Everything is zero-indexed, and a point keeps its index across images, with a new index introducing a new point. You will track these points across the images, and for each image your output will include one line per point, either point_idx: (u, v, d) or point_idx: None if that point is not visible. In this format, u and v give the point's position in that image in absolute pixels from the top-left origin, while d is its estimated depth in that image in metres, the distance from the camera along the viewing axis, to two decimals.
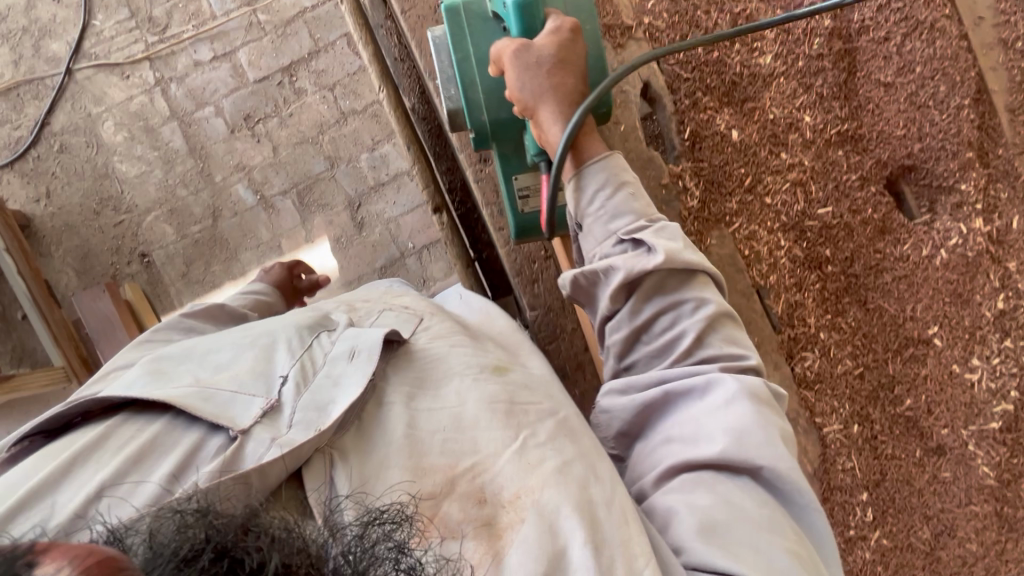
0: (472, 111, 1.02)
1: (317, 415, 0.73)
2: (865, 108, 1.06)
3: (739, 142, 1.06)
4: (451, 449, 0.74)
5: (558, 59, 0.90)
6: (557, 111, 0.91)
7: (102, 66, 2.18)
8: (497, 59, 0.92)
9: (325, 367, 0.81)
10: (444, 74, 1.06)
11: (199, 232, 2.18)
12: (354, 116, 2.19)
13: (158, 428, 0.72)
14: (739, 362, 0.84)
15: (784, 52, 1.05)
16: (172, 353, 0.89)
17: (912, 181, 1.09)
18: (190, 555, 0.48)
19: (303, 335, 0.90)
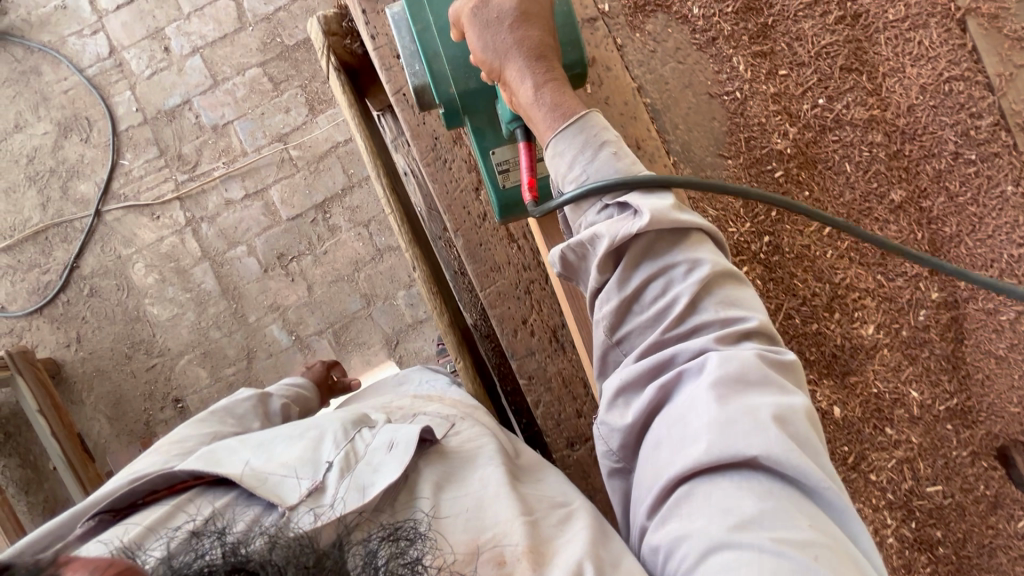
0: (437, 84, 0.76)
1: (357, 494, 0.67)
2: (974, 378, 0.99)
3: (841, 418, 1.00)
4: (472, 521, 0.65)
5: (523, 10, 0.66)
6: (531, 69, 0.67)
7: (132, 207, 2.13)
8: (455, 21, 0.69)
9: (368, 456, 0.73)
10: (404, 48, 0.80)
11: (233, 375, 2.12)
12: (390, 252, 2.14)
13: (222, 503, 0.71)
14: (739, 326, 0.59)
15: (887, 323, 0.99)
16: (226, 442, 0.83)
17: None
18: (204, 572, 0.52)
19: (347, 427, 0.80)
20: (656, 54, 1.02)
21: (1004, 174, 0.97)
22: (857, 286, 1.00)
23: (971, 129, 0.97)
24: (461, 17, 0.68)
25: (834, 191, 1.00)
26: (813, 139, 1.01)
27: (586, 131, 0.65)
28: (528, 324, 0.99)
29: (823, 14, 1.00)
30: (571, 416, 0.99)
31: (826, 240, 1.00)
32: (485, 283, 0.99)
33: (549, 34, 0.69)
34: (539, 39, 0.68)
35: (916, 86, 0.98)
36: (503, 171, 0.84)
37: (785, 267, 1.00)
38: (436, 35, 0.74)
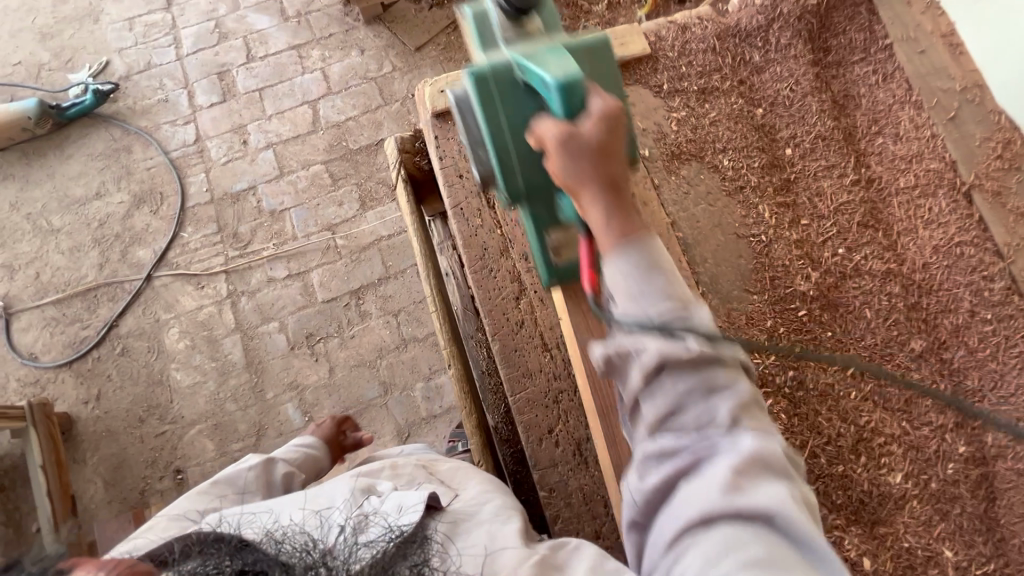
0: (507, 181, 0.86)
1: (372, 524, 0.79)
2: (1011, 543, 0.96)
3: (873, 572, 0.95)
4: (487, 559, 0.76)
5: (604, 144, 0.74)
6: (605, 193, 0.74)
7: (180, 275, 2.26)
8: (539, 138, 0.76)
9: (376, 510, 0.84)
10: (468, 135, 0.89)
11: (239, 451, 2.10)
12: (414, 343, 2.18)
13: None
14: (764, 431, 0.69)
15: (915, 472, 0.99)
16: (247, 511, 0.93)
17: None
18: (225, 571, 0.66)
19: (355, 493, 0.92)
20: (689, 196, 1.14)
21: (1021, 334, 1.01)
22: (882, 430, 1.01)
23: (985, 290, 1.03)
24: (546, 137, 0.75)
25: (857, 335, 1.05)
26: (834, 284, 1.07)
27: (648, 257, 0.73)
28: (554, 434, 1.01)
29: (840, 175, 1.13)
30: (589, 537, 0.97)
31: (850, 380, 1.03)
32: (516, 388, 1.03)
33: (622, 165, 0.76)
34: (613, 166, 0.75)
35: (929, 246, 1.07)
36: (555, 250, 0.94)
37: (810, 403, 1.02)
38: (510, 139, 0.83)
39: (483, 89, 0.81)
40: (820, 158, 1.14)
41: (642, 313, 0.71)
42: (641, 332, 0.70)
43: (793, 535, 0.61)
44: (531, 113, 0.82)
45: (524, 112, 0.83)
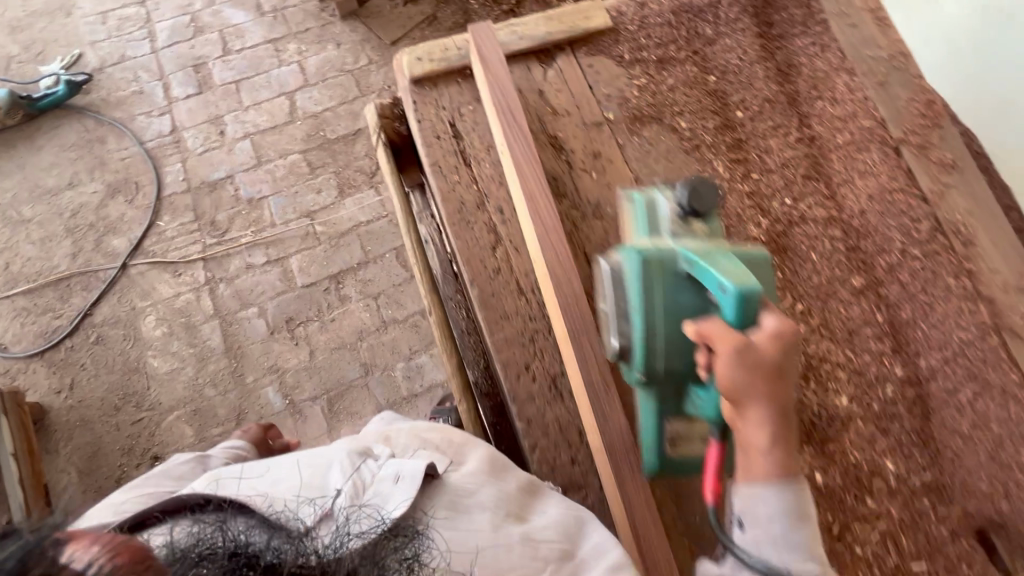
0: (647, 357, 0.87)
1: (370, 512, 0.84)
2: (945, 455, 1.05)
3: (824, 485, 1.04)
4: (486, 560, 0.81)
5: (780, 365, 0.73)
6: (765, 414, 0.75)
7: (157, 263, 2.26)
8: (700, 333, 0.77)
9: (373, 487, 0.88)
10: (614, 305, 0.91)
11: (219, 435, 2.09)
12: (394, 324, 2.23)
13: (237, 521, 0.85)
14: None
15: (859, 395, 1.08)
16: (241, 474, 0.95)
17: (1007, 537, 1.01)
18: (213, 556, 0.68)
19: (352, 456, 0.94)
20: (651, 154, 1.23)
21: (945, 268, 1.12)
22: (829, 359, 1.10)
23: (913, 231, 1.15)
24: (720, 342, 0.75)
25: (804, 275, 1.15)
26: (781, 230, 1.18)
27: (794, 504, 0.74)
28: (530, 370, 1.07)
29: (784, 134, 1.24)
30: (565, 463, 1.03)
31: (798, 316, 1.13)
32: (494, 330, 1.09)
33: (790, 394, 0.76)
34: (780, 389, 0.75)
35: (864, 194, 1.18)
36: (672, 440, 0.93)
37: None
38: (660, 315, 0.85)
39: (645, 271, 0.85)
40: (766, 119, 1.25)
41: (775, 557, 0.74)
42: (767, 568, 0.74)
43: None
44: (693, 307, 0.85)
45: (683, 306, 0.85)
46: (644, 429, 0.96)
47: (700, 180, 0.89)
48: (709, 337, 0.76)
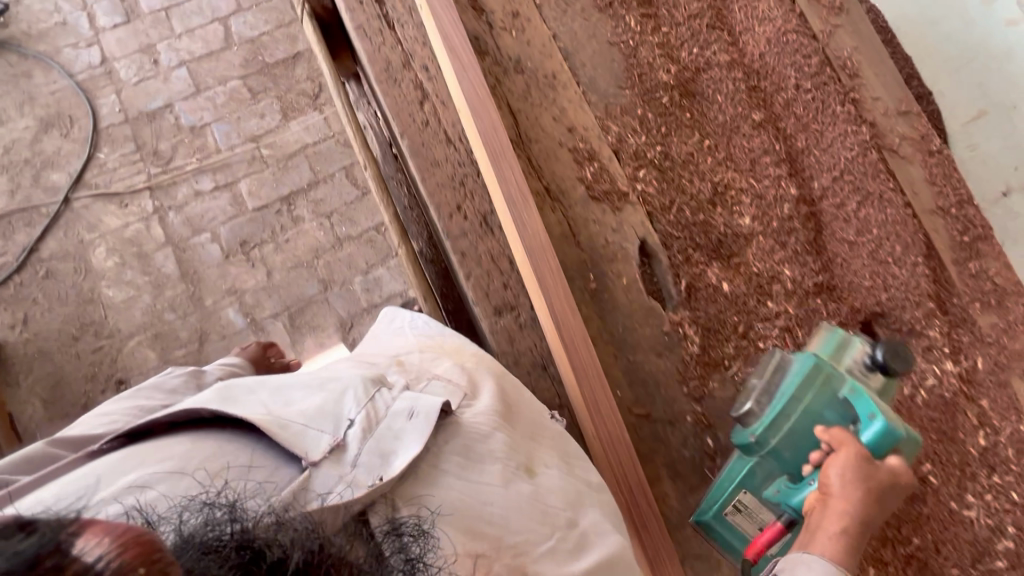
0: (767, 428, 0.97)
1: (380, 463, 0.70)
2: (835, 260, 1.19)
3: (729, 291, 1.17)
4: (497, 520, 0.73)
5: (883, 494, 0.82)
6: (858, 515, 0.80)
7: (101, 195, 2.23)
8: (839, 437, 0.87)
9: (387, 421, 0.74)
10: (765, 382, 1.01)
11: (183, 357, 2.13)
12: (349, 241, 2.27)
13: (235, 448, 0.69)
14: None
15: (759, 215, 1.20)
16: (245, 385, 0.79)
17: (886, 325, 1.16)
18: (213, 544, 0.48)
19: (366, 382, 0.79)
20: (568, 12, 1.30)
21: (831, 97, 1.24)
22: (733, 185, 1.22)
23: (805, 66, 1.26)
24: (841, 442, 0.87)
25: (710, 115, 1.25)
26: (690, 77, 1.27)
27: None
28: (462, 209, 1.15)
29: None
30: (499, 288, 1.12)
31: (705, 150, 1.23)
32: (426, 175, 1.17)
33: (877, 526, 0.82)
34: (874, 516, 0.82)
35: (763, 38, 1.28)
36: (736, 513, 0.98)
37: (674, 171, 1.22)
38: (801, 408, 0.95)
39: (817, 370, 0.95)
40: None
41: None
42: None
43: None
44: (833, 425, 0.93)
45: (825, 417, 0.94)
46: (715, 493, 1.02)
47: (899, 346, 0.96)
48: (836, 440, 0.88)
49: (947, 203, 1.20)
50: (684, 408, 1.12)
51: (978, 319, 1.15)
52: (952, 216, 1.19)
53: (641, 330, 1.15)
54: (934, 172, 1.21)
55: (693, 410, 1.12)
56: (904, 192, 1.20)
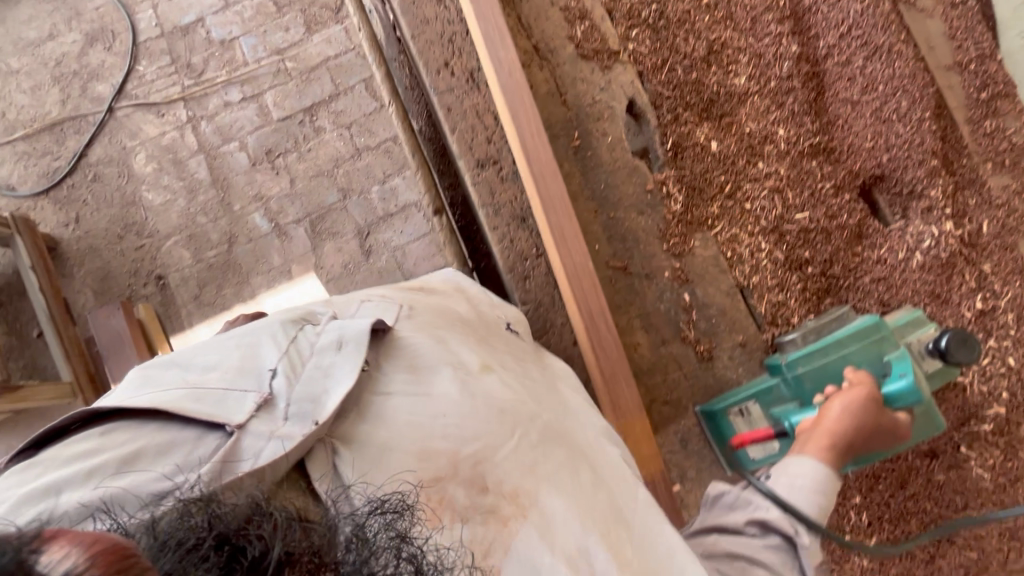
0: (805, 355, 1.44)
1: (313, 407, 0.92)
2: (833, 124, 1.70)
3: (722, 147, 1.68)
4: (450, 435, 1.00)
5: (872, 426, 1.25)
6: (849, 426, 1.24)
7: (140, 106, 2.37)
8: (853, 375, 1.35)
9: (313, 360, 0.97)
10: (821, 325, 1.50)
11: (214, 257, 2.28)
12: (367, 152, 2.33)
13: (153, 431, 0.85)
14: None
15: (756, 80, 1.70)
16: (164, 367, 0.95)
17: (885, 188, 1.71)
18: (195, 542, 0.63)
19: (286, 330, 1.02)
20: None
21: None
22: (732, 45, 1.72)
23: None
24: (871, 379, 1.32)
25: None
26: None
27: (827, 484, 1.16)
28: (449, 67, 1.53)
29: None
30: (480, 139, 1.52)
31: (707, 14, 1.72)
32: (417, 35, 1.53)
33: (860, 446, 1.26)
34: (857, 439, 1.25)
35: None
36: (743, 409, 1.51)
37: (668, 36, 1.71)
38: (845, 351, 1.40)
39: (872, 329, 1.39)
40: None
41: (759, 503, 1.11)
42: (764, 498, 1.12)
43: None
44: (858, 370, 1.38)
45: (860, 365, 1.39)
46: (742, 391, 1.53)
47: (966, 339, 1.34)
48: (852, 378, 1.34)
49: (962, 60, 1.75)
50: (664, 263, 1.66)
51: (978, 177, 1.68)
52: (965, 72, 1.74)
53: (633, 187, 1.70)
54: (951, 37, 1.75)
55: (674, 265, 1.67)
56: (909, 56, 1.68)
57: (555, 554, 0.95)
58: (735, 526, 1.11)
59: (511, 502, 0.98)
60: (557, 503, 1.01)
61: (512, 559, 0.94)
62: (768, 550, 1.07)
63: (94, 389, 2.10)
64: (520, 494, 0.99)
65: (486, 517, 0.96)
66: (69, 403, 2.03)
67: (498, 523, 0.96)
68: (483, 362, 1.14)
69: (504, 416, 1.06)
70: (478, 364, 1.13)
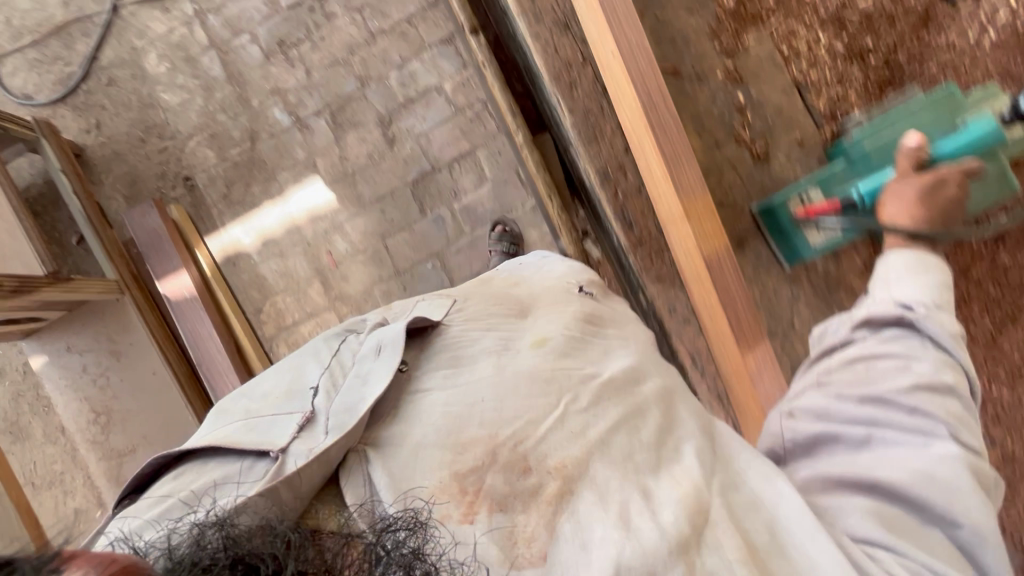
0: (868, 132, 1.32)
1: (347, 416, 0.88)
2: None
3: None
4: (489, 420, 0.90)
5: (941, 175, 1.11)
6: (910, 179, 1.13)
7: (145, 2, 2.28)
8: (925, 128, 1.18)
9: (356, 371, 0.97)
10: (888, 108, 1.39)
11: (238, 155, 2.26)
12: (382, 36, 2.23)
13: (214, 463, 0.85)
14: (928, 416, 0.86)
15: None
16: (234, 404, 1.00)
17: None
18: (206, 564, 0.65)
19: (332, 353, 1.04)
20: None
21: None
22: None
23: None
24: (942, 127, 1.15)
25: None
26: None
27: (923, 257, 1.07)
28: None
29: None
30: None
31: None
32: None
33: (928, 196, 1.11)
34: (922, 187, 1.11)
35: None
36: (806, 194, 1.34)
37: None
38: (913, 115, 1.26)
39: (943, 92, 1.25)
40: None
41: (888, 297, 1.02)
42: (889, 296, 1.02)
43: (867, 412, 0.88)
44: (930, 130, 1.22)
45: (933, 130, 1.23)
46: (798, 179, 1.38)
47: None
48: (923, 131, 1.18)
49: None
50: (714, 62, 1.50)
51: None
52: None
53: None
54: None
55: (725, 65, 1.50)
56: None
57: (609, 524, 0.79)
58: (841, 340, 1.02)
59: (556, 479, 0.84)
60: (612, 474, 0.85)
61: (562, 545, 0.78)
62: (890, 343, 0.96)
63: (139, 288, 2.16)
64: (565, 467, 0.86)
65: (527, 503, 0.82)
66: (116, 301, 2.09)
67: (543, 508, 0.82)
68: (535, 337, 1.06)
69: (550, 384, 0.96)
70: (529, 340, 1.05)
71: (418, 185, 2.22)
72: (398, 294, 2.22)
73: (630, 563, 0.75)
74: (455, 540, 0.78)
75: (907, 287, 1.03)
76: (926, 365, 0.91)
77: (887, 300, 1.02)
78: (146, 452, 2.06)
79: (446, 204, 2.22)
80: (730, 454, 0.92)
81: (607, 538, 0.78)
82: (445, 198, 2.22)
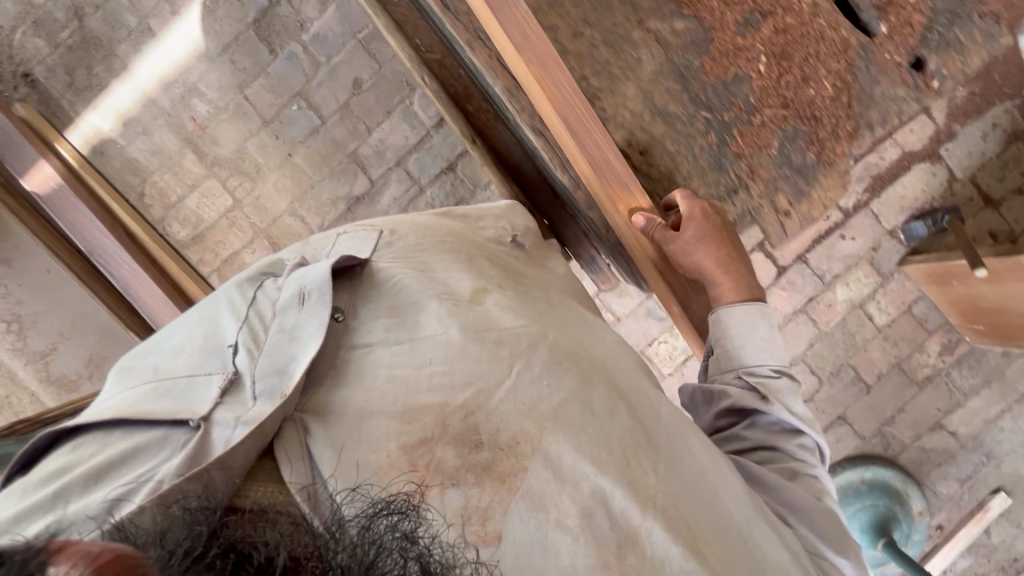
0: None
1: (278, 382, 0.82)
2: None
3: None
4: (437, 386, 0.84)
5: None
6: None
7: None
8: None
9: (279, 324, 0.89)
10: None
11: (70, 38, 2.12)
12: None
13: (120, 438, 0.76)
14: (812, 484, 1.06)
15: None
16: (140, 364, 0.92)
17: None
18: (197, 553, 0.54)
19: (246, 300, 0.98)
20: None
21: None
22: None
23: None
24: None
25: None
26: None
27: (758, 312, 1.21)
28: None
29: None
30: None
31: None
32: None
33: None
34: None
35: None
36: None
37: None
38: None
39: None
40: None
41: (746, 363, 1.19)
42: (753, 371, 1.17)
43: (776, 496, 1.03)
44: None
45: None
46: None
47: None
48: None
49: None
50: None
51: None
52: None
53: None
54: None
55: None
56: None
57: (574, 492, 0.79)
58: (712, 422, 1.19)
59: (510, 452, 0.80)
60: (560, 442, 0.81)
61: (514, 525, 0.76)
62: (759, 426, 1.14)
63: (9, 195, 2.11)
64: (519, 441, 0.81)
65: (481, 477, 0.78)
66: None
67: (498, 483, 0.78)
68: (476, 285, 0.99)
69: (501, 348, 0.88)
70: (469, 290, 0.97)
71: (260, 24, 2.09)
72: (272, 143, 2.16)
73: (586, 560, 0.76)
74: (445, 520, 0.74)
75: (750, 350, 1.19)
76: (801, 439, 1.12)
77: (739, 370, 1.19)
78: (66, 346, 2.07)
79: (295, 38, 2.10)
80: (673, 430, 0.92)
81: (561, 519, 0.77)
82: (292, 31, 2.10)
